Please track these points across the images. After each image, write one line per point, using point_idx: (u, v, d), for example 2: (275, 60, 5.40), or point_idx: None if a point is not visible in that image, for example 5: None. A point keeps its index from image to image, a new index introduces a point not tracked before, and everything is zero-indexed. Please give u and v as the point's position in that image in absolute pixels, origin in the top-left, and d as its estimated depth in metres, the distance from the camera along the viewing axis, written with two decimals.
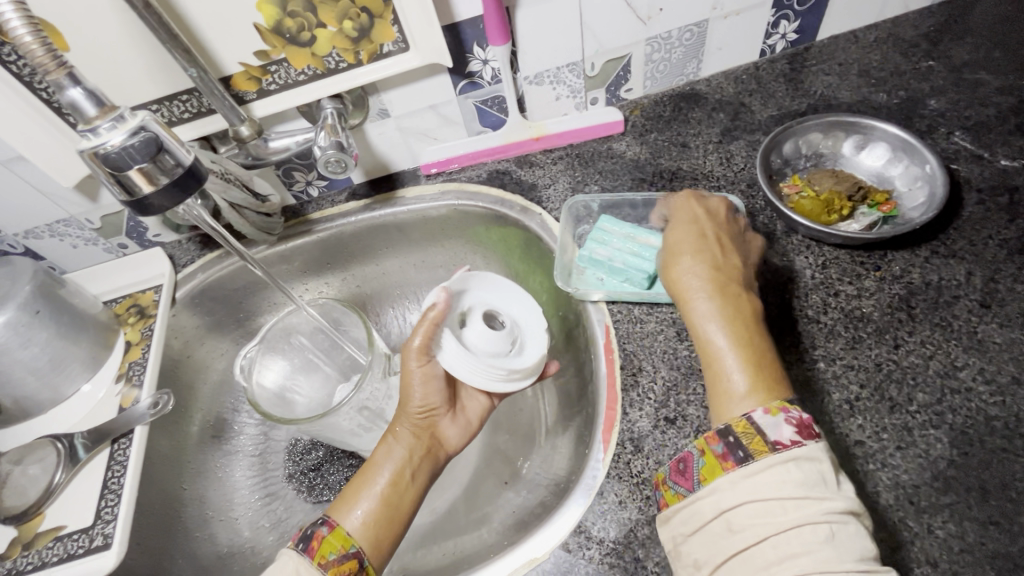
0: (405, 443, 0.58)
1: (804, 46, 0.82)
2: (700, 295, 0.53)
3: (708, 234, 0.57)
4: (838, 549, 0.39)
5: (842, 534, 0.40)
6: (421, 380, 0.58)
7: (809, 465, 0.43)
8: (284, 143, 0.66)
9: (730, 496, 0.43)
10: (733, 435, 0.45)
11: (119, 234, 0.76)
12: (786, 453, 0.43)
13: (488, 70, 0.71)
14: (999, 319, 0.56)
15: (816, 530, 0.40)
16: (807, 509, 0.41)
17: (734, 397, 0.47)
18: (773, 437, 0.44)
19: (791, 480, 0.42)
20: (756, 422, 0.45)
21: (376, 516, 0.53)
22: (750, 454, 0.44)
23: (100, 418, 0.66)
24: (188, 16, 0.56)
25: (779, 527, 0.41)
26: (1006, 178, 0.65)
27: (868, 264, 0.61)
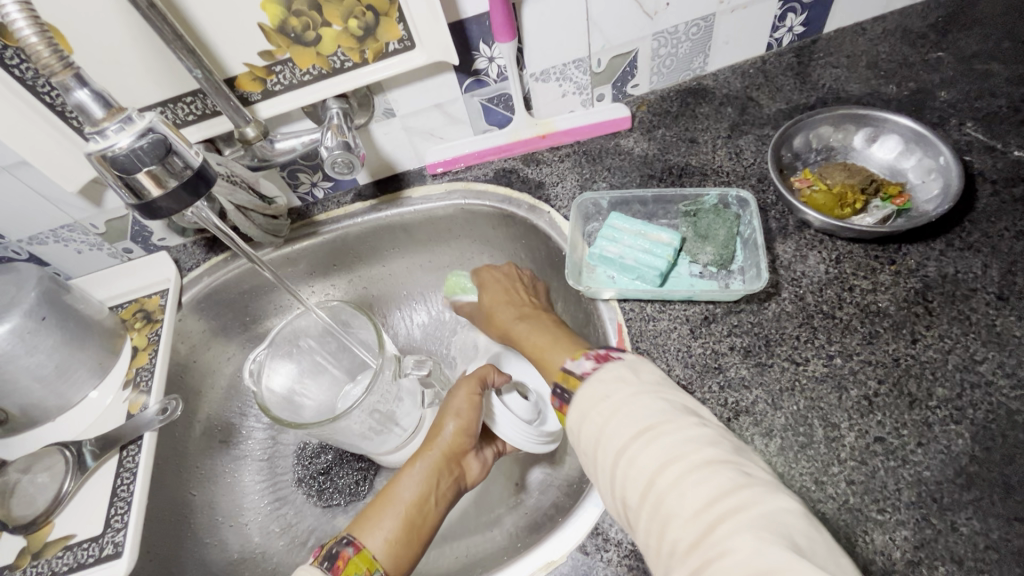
0: (432, 462, 0.57)
1: (811, 39, 0.82)
2: (517, 322, 0.65)
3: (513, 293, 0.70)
4: (633, 418, 0.45)
5: (639, 405, 0.45)
6: (462, 411, 0.59)
7: (607, 373, 0.49)
8: (290, 144, 0.64)
9: (570, 427, 0.49)
10: (559, 389, 0.51)
11: (124, 239, 0.75)
12: (592, 375, 0.49)
13: (494, 67, 0.70)
14: (1018, 312, 0.55)
15: (620, 413, 0.46)
16: (613, 400, 0.47)
17: (555, 362, 0.56)
18: (579, 370, 0.51)
19: (599, 387, 0.48)
20: (568, 368, 0.52)
21: (399, 535, 0.52)
22: (572, 393, 0.50)
23: (108, 425, 0.66)
24: (192, 15, 0.55)
25: (600, 427, 0.46)
26: (1020, 168, 0.65)
27: (883, 258, 0.61)
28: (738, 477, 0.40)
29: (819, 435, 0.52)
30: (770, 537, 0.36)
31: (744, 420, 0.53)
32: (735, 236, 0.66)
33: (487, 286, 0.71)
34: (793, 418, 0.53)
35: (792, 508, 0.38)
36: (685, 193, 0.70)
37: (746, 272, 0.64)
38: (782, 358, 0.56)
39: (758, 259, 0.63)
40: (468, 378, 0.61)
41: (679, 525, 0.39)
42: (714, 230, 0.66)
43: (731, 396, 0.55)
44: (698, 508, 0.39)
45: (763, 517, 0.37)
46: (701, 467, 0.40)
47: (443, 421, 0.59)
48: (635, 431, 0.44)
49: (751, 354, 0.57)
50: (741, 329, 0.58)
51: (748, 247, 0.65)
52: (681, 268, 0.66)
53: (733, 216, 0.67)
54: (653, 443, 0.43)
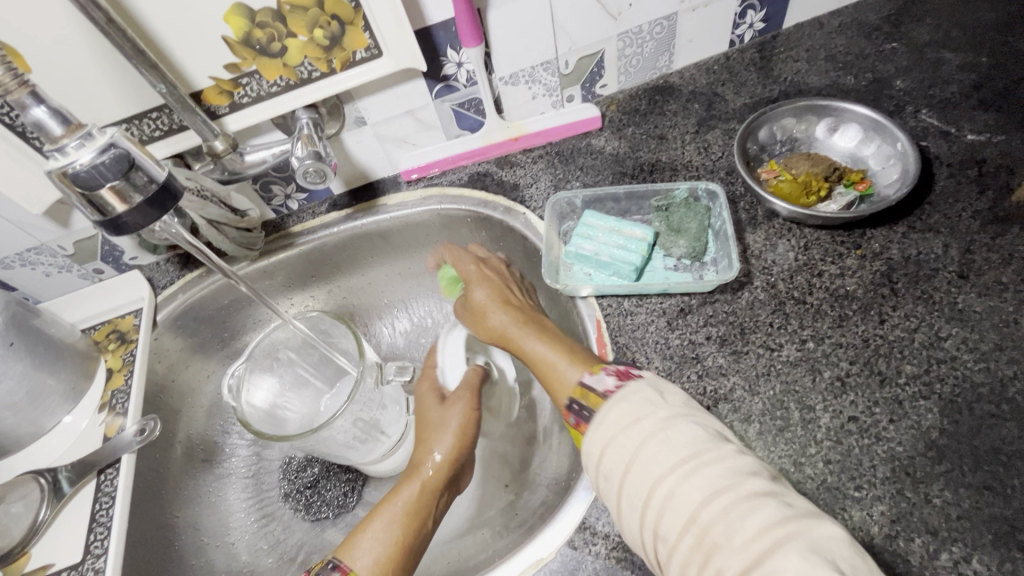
0: (430, 483, 0.56)
1: (771, 35, 0.84)
2: (513, 324, 0.62)
3: (505, 289, 0.67)
4: (672, 445, 0.43)
5: (676, 432, 0.44)
6: (465, 429, 0.60)
7: (633, 395, 0.48)
8: (260, 156, 0.64)
9: (596, 452, 0.47)
10: (577, 403, 0.51)
11: (94, 259, 0.74)
12: (617, 394, 0.49)
13: (463, 72, 0.71)
14: (978, 289, 0.57)
15: (657, 440, 0.44)
16: (644, 425, 0.45)
17: (566, 377, 0.54)
18: (602, 388, 0.50)
19: (628, 410, 0.47)
20: (586, 384, 0.52)
21: (392, 557, 0.51)
22: (592, 410, 0.49)
23: (84, 450, 0.64)
24: (153, 30, 0.55)
25: (634, 453, 0.44)
26: (974, 151, 0.67)
27: (849, 243, 0.62)
28: (783, 507, 0.39)
29: (795, 418, 0.53)
30: (825, 565, 0.35)
31: (724, 408, 0.54)
32: (707, 228, 0.67)
33: (479, 276, 0.68)
34: (770, 402, 0.54)
35: (838, 536, 0.38)
36: (655, 188, 0.71)
37: (719, 263, 0.65)
38: (757, 344, 0.57)
39: (729, 250, 0.64)
40: (468, 391, 0.62)
41: (726, 557, 0.38)
42: (687, 224, 0.67)
43: (709, 384, 0.56)
44: (747, 538, 0.38)
45: (815, 544, 0.37)
46: (748, 496, 0.40)
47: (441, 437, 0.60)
48: (675, 460, 0.42)
49: (727, 343, 0.58)
50: (717, 319, 0.60)
51: (720, 239, 0.66)
52: (656, 262, 0.67)
53: (704, 210, 0.68)
54: (696, 472, 0.41)
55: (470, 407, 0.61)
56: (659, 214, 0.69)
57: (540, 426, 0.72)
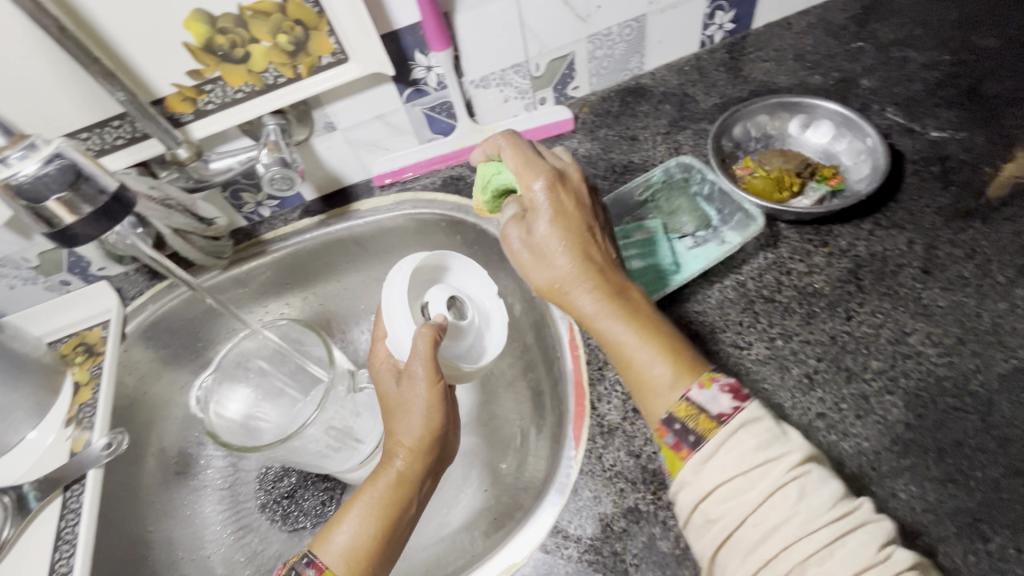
0: (406, 476, 0.54)
1: (740, 35, 0.85)
2: (581, 289, 0.52)
3: (575, 228, 0.54)
4: (812, 505, 0.39)
5: (810, 485, 0.40)
6: (428, 404, 0.54)
7: (756, 426, 0.43)
8: (225, 163, 0.63)
9: (699, 489, 0.42)
10: (680, 423, 0.45)
11: (60, 271, 0.73)
12: (732, 423, 0.43)
13: (433, 76, 0.70)
14: (941, 284, 0.58)
15: (788, 492, 0.40)
16: (769, 470, 0.41)
17: (661, 384, 0.47)
18: (716, 411, 0.44)
19: (749, 447, 0.42)
20: (695, 402, 0.45)
21: (365, 551, 0.50)
22: (701, 436, 0.43)
23: (50, 466, 0.63)
24: (111, 38, 0.54)
25: (753, 502, 0.40)
26: (937, 148, 0.68)
27: (816, 240, 0.63)
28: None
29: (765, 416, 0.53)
30: None
31: None
32: (697, 200, 0.69)
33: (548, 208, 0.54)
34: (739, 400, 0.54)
35: None
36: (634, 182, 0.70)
37: (731, 216, 0.66)
38: (727, 343, 0.58)
39: (739, 204, 0.65)
40: (424, 357, 0.53)
41: None
42: (678, 207, 0.68)
43: None
44: None
45: None
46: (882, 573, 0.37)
47: (409, 416, 0.54)
48: (819, 525, 0.39)
49: (697, 342, 0.58)
50: (687, 319, 0.60)
51: (715, 200, 0.68)
52: (677, 246, 0.65)
53: (686, 185, 0.70)
54: (838, 542, 0.38)
55: (432, 379, 0.53)
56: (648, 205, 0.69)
57: (517, 429, 0.72)
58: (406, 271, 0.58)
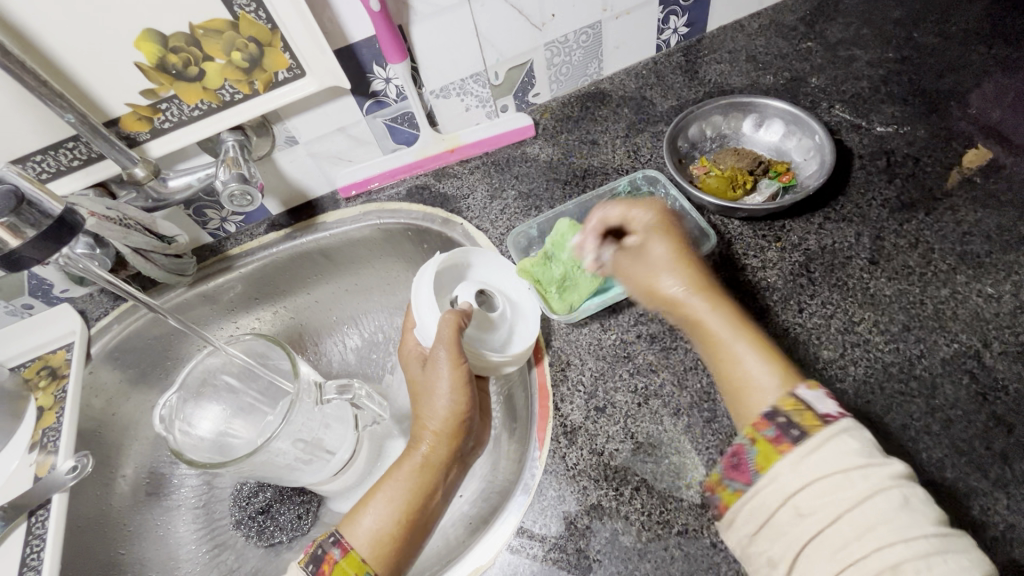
0: (431, 460, 0.54)
1: (695, 38, 0.87)
2: (697, 299, 0.51)
3: (683, 247, 0.55)
4: (914, 516, 0.36)
5: (912, 498, 0.37)
6: (454, 389, 0.54)
7: (862, 433, 0.40)
8: (184, 181, 0.64)
9: (794, 480, 0.39)
10: (783, 417, 0.41)
11: (21, 295, 0.72)
12: (840, 425, 0.40)
13: (392, 88, 0.71)
14: (887, 273, 0.60)
15: (891, 497, 0.37)
16: (873, 476, 0.38)
17: (765, 387, 0.45)
18: (822, 410, 0.41)
19: (854, 449, 0.39)
20: (803, 398, 0.42)
21: (392, 537, 0.51)
22: (804, 431, 0.40)
23: (15, 491, 0.62)
24: (61, 61, 0.54)
25: (851, 501, 0.37)
26: (883, 143, 0.71)
27: (770, 235, 0.65)
28: None
29: (722, 409, 0.54)
30: None
31: (655, 404, 0.56)
32: None
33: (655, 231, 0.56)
34: (697, 395, 0.56)
35: None
36: (598, 191, 0.72)
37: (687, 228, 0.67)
38: (685, 340, 0.59)
39: (695, 220, 0.67)
40: (446, 345, 0.55)
41: None
42: None
43: (640, 381, 0.57)
44: None
45: None
46: None
47: (435, 402, 0.55)
48: (919, 534, 0.36)
49: (656, 341, 0.60)
50: (648, 317, 0.61)
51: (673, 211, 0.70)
52: None
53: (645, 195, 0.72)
54: (941, 558, 0.35)
55: (455, 359, 0.54)
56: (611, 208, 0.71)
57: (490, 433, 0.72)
58: (431, 268, 0.61)
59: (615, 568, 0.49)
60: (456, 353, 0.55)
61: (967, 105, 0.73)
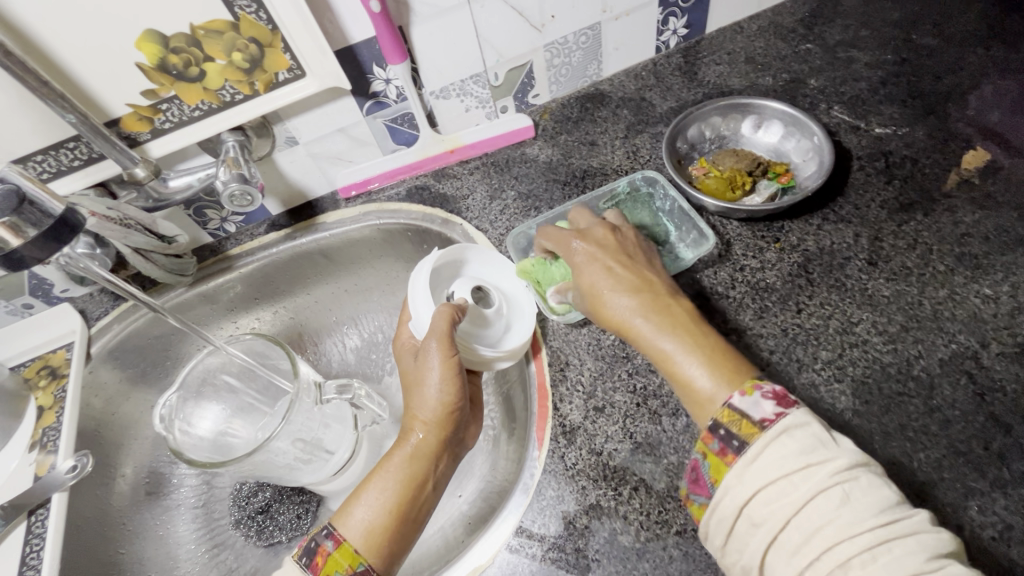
0: (422, 450, 0.54)
1: (694, 40, 0.87)
2: (637, 317, 0.52)
3: (617, 263, 0.56)
4: (856, 510, 0.38)
5: (856, 492, 0.38)
6: (444, 380, 0.55)
7: (801, 430, 0.41)
8: (184, 181, 0.64)
9: (744, 490, 0.41)
10: (723, 429, 0.43)
11: (21, 294, 0.72)
12: (776, 426, 0.41)
13: (392, 89, 0.71)
14: (885, 274, 0.60)
15: (831, 496, 0.38)
16: (812, 475, 0.39)
17: (710, 398, 0.46)
18: (758, 416, 0.42)
19: (791, 450, 0.40)
20: (737, 407, 0.43)
21: (385, 527, 0.51)
22: (744, 441, 0.42)
23: (15, 490, 0.62)
24: (63, 62, 0.55)
25: (797, 503, 0.39)
26: (881, 144, 0.71)
27: (768, 236, 0.65)
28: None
29: None
30: None
31: (653, 404, 0.56)
32: (657, 213, 0.70)
33: (587, 252, 0.57)
34: None
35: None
36: (600, 191, 0.72)
37: (688, 233, 0.67)
38: None
39: (695, 223, 0.67)
40: (438, 337, 0.55)
41: None
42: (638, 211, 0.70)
43: (639, 381, 0.57)
44: None
45: None
46: None
47: (426, 393, 0.55)
48: (861, 529, 0.37)
49: None
50: None
51: (676, 217, 0.69)
52: None
53: (647, 197, 0.71)
54: (885, 547, 0.37)
55: (446, 350, 0.55)
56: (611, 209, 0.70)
57: (489, 433, 0.72)
58: (428, 265, 0.62)
59: (614, 568, 0.49)
60: (448, 345, 0.55)
61: (965, 106, 0.73)
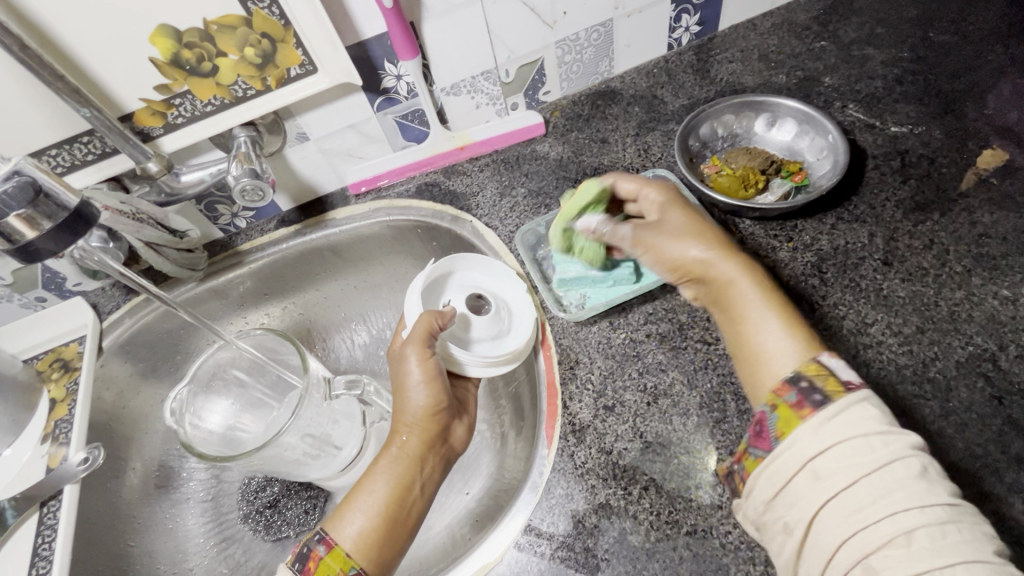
0: (407, 452, 0.54)
1: (707, 37, 0.86)
2: (720, 264, 0.52)
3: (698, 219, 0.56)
4: (930, 484, 0.38)
5: (928, 468, 0.39)
6: (423, 383, 0.55)
7: (881, 406, 0.42)
8: (196, 177, 0.65)
9: (816, 444, 0.41)
10: (806, 380, 0.43)
11: (35, 288, 0.73)
12: (861, 393, 0.42)
13: (403, 85, 0.71)
14: (901, 274, 0.59)
15: (909, 464, 0.39)
16: (892, 443, 0.40)
17: (786, 352, 0.47)
18: (845, 378, 0.43)
19: (873, 418, 0.41)
20: (826, 364, 0.44)
21: (376, 530, 0.50)
22: (828, 397, 0.42)
23: (27, 481, 0.63)
24: (78, 56, 0.55)
25: (870, 467, 0.39)
26: (897, 143, 0.70)
27: (781, 236, 0.64)
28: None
29: (732, 410, 0.54)
30: None
31: (664, 403, 0.56)
32: None
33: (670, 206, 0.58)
34: (707, 395, 0.55)
35: None
36: None
37: None
38: (696, 340, 0.59)
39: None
40: (415, 341, 0.56)
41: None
42: None
43: (649, 381, 0.57)
44: None
45: None
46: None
47: (408, 397, 0.55)
48: (934, 501, 0.37)
49: (666, 339, 0.59)
50: (658, 316, 0.61)
51: None
52: None
53: None
54: (947, 526, 0.37)
55: (423, 352, 0.56)
56: None
57: (497, 431, 0.72)
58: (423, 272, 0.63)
59: (623, 567, 0.48)
60: (428, 348, 0.56)
61: (983, 105, 0.72)
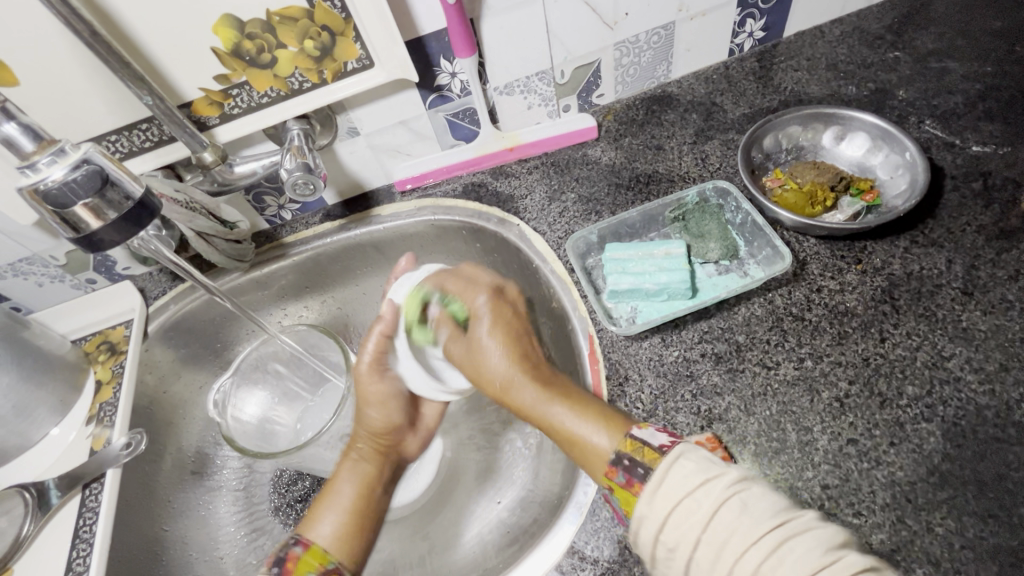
0: (365, 460, 0.58)
1: (771, 43, 0.83)
2: (524, 387, 0.53)
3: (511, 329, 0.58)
4: (753, 515, 0.37)
5: (750, 498, 0.38)
6: (376, 398, 0.59)
7: (695, 454, 0.41)
8: (250, 167, 0.64)
9: (655, 519, 0.40)
10: (627, 458, 0.43)
11: (86, 270, 0.74)
12: (674, 450, 0.42)
13: (457, 83, 0.70)
14: (982, 307, 0.55)
15: (730, 505, 0.38)
16: (709, 491, 0.39)
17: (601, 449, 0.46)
18: (657, 443, 0.43)
19: (690, 469, 0.40)
20: (637, 437, 0.44)
21: (344, 526, 0.53)
22: (648, 467, 0.42)
23: (72, 462, 0.64)
24: (143, 44, 0.55)
25: (704, 519, 0.38)
26: (979, 163, 0.65)
27: (849, 257, 0.61)
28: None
29: (792, 440, 0.51)
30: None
31: (718, 428, 0.53)
32: (727, 226, 0.67)
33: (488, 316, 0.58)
34: (765, 423, 0.52)
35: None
36: (666, 199, 0.69)
37: (758, 252, 0.64)
38: (753, 362, 0.56)
39: (770, 239, 0.64)
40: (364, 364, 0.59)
41: None
42: (707, 230, 0.66)
43: (703, 404, 0.54)
44: None
45: None
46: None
47: (363, 412, 0.60)
48: (762, 532, 0.36)
49: (723, 360, 0.57)
50: (713, 335, 0.58)
51: (748, 230, 0.66)
52: (697, 271, 0.64)
53: (717, 208, 0.68)
54: (784, 550, 0.35)
55: (373, 374, 0.59)
56: (677, 224, 0.69)
57: (533, 441, 0.70)
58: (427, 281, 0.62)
59: None
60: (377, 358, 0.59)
61: None
